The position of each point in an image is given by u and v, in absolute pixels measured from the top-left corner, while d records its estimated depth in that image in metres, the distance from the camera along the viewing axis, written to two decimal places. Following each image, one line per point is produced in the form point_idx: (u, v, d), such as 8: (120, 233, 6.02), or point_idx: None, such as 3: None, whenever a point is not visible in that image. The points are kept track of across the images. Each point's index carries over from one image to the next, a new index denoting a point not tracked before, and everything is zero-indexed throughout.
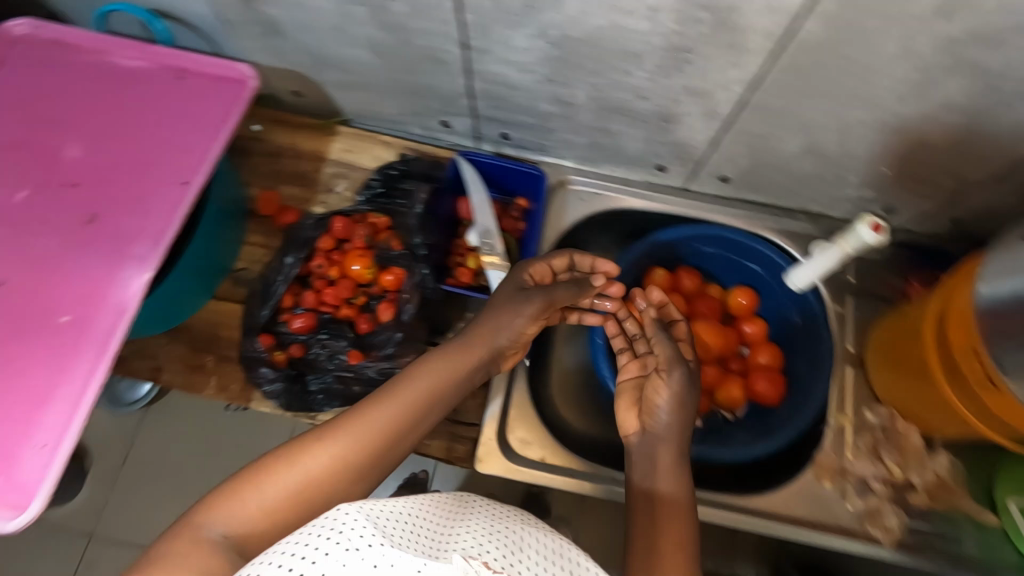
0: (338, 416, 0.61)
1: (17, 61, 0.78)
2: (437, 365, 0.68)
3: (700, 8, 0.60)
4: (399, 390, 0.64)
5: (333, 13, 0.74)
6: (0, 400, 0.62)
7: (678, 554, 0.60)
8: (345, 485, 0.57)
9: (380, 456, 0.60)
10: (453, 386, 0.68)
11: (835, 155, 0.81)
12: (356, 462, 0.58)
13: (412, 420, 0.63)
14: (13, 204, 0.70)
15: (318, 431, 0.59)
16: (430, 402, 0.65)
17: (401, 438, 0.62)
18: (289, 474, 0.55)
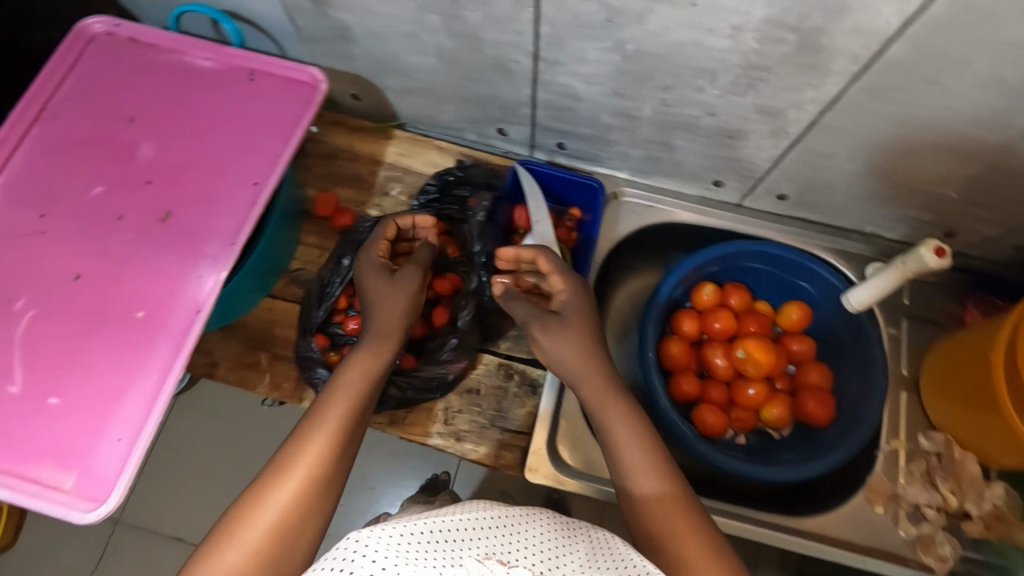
0: (280, 450, 0.62)
1: (95, 58, 0.79)
2: (350, 373, 0.68)
3: (785, 29, 0.60)
4: (324, 406, 0.64)
5: (406, 20, 0.74)
6: (78, 392, 0.63)
7: (693, 548, 0.58)
8: (314, 504, 0.59)
9: (336, 467, 0.62)
10: (374, 378, 0.68)
11: (902, 178, 0.79)
12: (315, 479, 0.60)
13: (348, 425, 0.64)
14: (89, 199, 0.72)
15: (265, 472, 0.60)
16: (357, 400, 0.65)
17: (346, 444, 0.63)
18: (260, 515, 0.57)
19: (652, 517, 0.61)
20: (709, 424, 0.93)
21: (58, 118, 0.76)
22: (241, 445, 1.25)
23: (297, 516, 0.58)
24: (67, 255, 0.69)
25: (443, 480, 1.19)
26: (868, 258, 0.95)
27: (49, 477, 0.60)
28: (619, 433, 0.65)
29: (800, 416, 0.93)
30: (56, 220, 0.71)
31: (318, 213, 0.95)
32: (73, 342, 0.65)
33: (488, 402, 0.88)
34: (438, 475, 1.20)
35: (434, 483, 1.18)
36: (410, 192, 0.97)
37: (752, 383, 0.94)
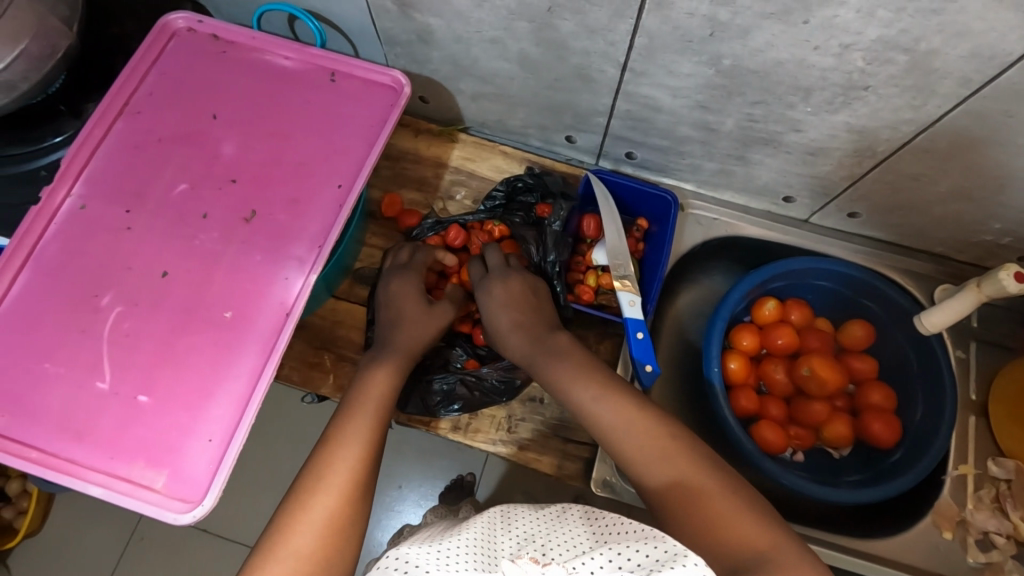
0: (305, 468, 0.61)
1: (177, 55, 0.79)
2: (368, 388, 0.69)
3: (898, 50, 0.59)
4: (347, 420, 0.65)
5: (495, 26, 0.74)
6: (168, 393, 0.64)
7: (726, 509, 0.55)
8: (347, 518, 0.58)
9: (366, 479, 0.61)
10: (394, 391, 0.70)
11: (986, 201, 0.78)
12: (347, 491, 0.59)
13: (371, 435, 0.64)
14: (174, 197, 0.72)
15: (292, 492, 0.59)
16: (379, 408, 0.67)
17: (372, 454, 0.63)
18: (296, 535, 0.55)
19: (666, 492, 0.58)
20: (770, 442, 0.91)
21: (140, 113, 0.76)
22: (285, 442, 1.25)
23: (333, 534, 0.56)
24: (153, 252, 0.69)
25: (468, 481, 1.22)
26: (937, 279, 0.94)
27: (141, 476, 0.61)
28: (606, 415, 0.64)
29: (863, 436, 0.92)
30: (141, 218, 0.71)
31: (383, 213, 0.95)
32: (161, 341, 0.66)
33: (552, 410, 0.88)
34: (463, 476, 1.23)
35: (460, 484, 1.21)
36: (475, 196, 0.97)
37: (814, 401, 0.93)
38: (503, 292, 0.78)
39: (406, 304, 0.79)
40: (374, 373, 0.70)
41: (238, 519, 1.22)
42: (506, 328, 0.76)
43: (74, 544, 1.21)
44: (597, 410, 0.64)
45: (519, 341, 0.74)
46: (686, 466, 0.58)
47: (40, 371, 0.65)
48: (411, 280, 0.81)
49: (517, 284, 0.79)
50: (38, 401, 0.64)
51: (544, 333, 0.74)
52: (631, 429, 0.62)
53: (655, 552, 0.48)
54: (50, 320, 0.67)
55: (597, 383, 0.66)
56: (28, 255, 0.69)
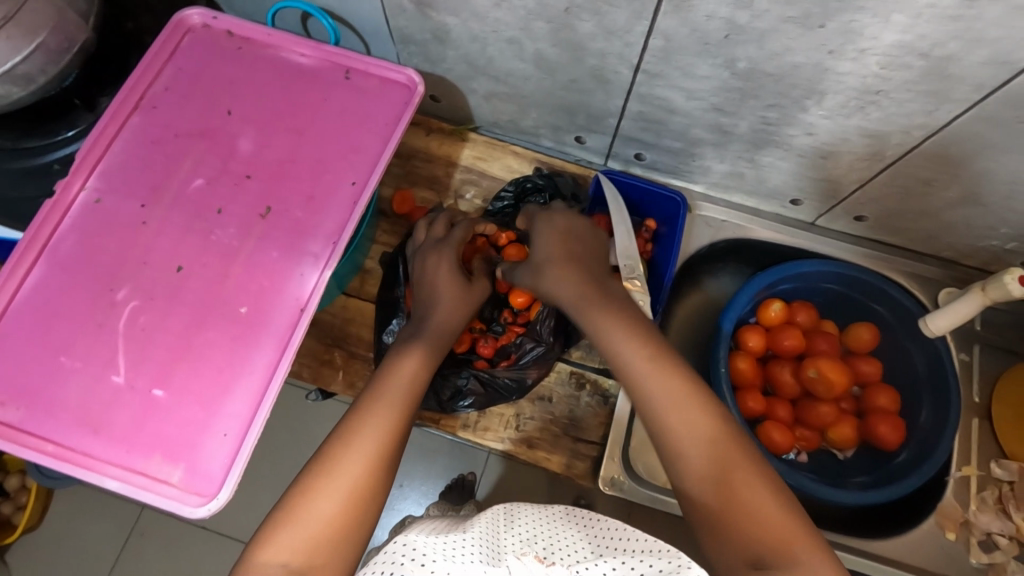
0: (334, 432, 0.61)
1: (192, 50, 0.79)
2: (406, 357, 0.69)
3: (914, 55, 0.60)
4: (380, 388, 0.65)
5: (513, 26, 0.74)
6: (184, 386, 0.64)
7: (761, 494, 0.54)
8: (371, 489, 0.58)
9: (389, 458, 0.60)
10: (426, 371, 0.69)
11: (994, 207, 0.79)
12: (373, 463, 0.59)
13: (400, 416, 0.63)
14: (189, 192, 0.72)
15: (317, 457, 0.59)
16: (411, 387, 0.66)
17: (400, 429, 0.63)
18: (319, 499, 0.55)
19: (691, 458, 0.57)
20: (776, 442, 0.91)
21: (156, 107, 0.76)
22: (287, 438, 1.25)
23: (351, 508, 0.56)
24: (169, 247, 0.70)
25: (469, 481, 1.22)
26: (941, 283, 0.95)
27: (157, 470, 0.61)
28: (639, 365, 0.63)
29: (867, 438, 0.93)
30: (157, 212, 0.71)
31: (394, 211, 0.96)
32: (178, 336, 0.66)
33: (561, 408, 0.89)
34: (464, 474, 1.23)
35: (461, 483, 1.21)
36: (485, 196, 0.98)
37: (821, 403, 0.94)
38: (549, 231, 0.77)
39: (451, 286, 0.77)
40: (412, 348, 0.70)
41: (237, 517, 1.21)
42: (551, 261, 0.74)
43: (72, 539, 1.21)
44: (644, 372, 0.62)
45: (562, 274, 0.73)
46: (722, 441, 0.57)
47: (56, 365, 0.65)
48: (451, 259, 0.79)
49: (568, 227, 0.77)
50: (53, 394, 0.64)
51: (590, 274, 0.73)
52: (666, 388, 0.61)
53: (658, 562, 0.50)
54: (66, 314, 0.67)
55: (638, 335, 0.65)
56: (44, 246, 0.69)
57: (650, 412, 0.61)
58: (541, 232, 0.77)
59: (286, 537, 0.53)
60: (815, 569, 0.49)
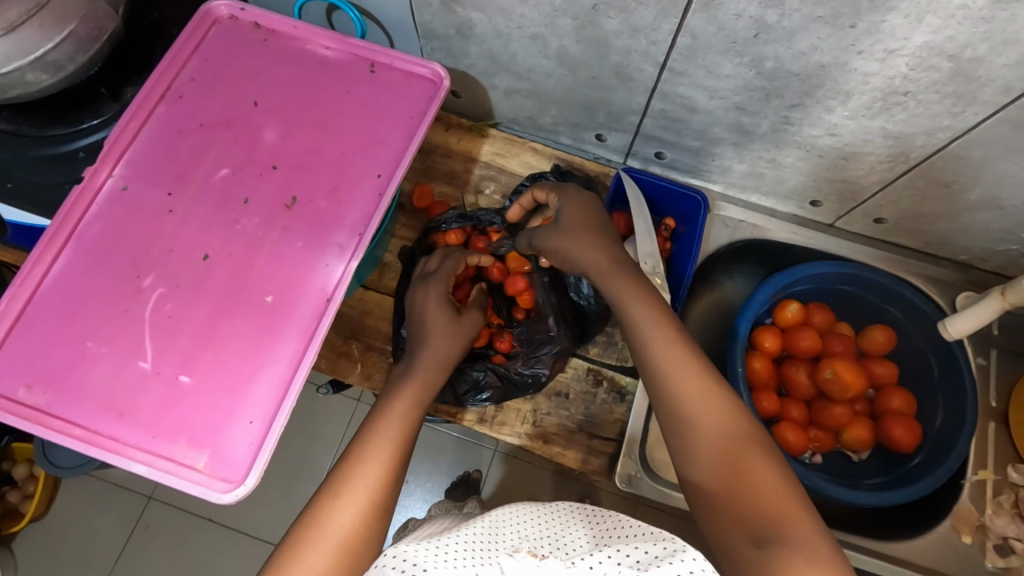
0: (324, 485, 0.60)
1: (218, 41, 0.80)
2: (399, 399, 0.68)
3: (943, 56, 0.60)
4: (371, 433, 0.64)
5: (538, 23, 0.75)
6: (209, 374, 0.65)
7: (766, 473, 0.54)
8: (362, 540, 0.57)
9: (385, 499, 0.60)
10: (417, 410, 0.68)
11: (1015, 210, 0.79)
12: (364, 515, 0.58)
13: (394, 456, 0.63)
14: (215, 181, 0.73)
15: (308, 509, 0.58)
16: (404, 426, 0.66)
17: (393, 475, 0.62)
18: (310, 554, 0.55)
19: (697, 447, 0.57)
20: (791, 443, 0.91)
21: (183, 98, 0.77)
22: (295, 432, 1.26)
23: (344, 557, 0.55)
24: (194, 235, 0.70)
25: (474, 478, 1.22)
26: (958, 287, 0.95)
27: (182, 455, 0.62)
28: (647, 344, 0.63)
29: (882, 439, 0.93)
30: (183, 201, 0.72)
31: (413, 205, 0.96)
32: (204, 324, 0.67)
33: (577, 406, 0.89)
34: (469, 472, 1.23)
35: (467, 481, 1.21)
36: (504, 191, 0.98)
37: (836, 404, 0.94)
38: (570, 205, 0.75)
39: (434, 321, 0.76)
40: (402, 391, 0.69)
41: (244, 508, 1.22)
42: (572, 234, 0.72)
43: (79, 528, 1.21)
44: (654, 337, 0.63)
45: (586, 247, 0.71)
46: (729, 431, 0.57)
47: (82, 350, 0.65)
48: (440, 292, 0.79)
49: (587, 203, 0.75)
50: (80, 379, 0.64)
51: (611, 246, 0.72)
52: (676, 373, 0.60)
53: (654, 549, 0.49)
54: (93, 300, 0.67)
55: (655, 312, 0.65)
56: (71, 232, 0.70)
57: (662, 392, 0.61)
58: (561, 206, 0.76)
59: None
60: (813, 543, 0.49)
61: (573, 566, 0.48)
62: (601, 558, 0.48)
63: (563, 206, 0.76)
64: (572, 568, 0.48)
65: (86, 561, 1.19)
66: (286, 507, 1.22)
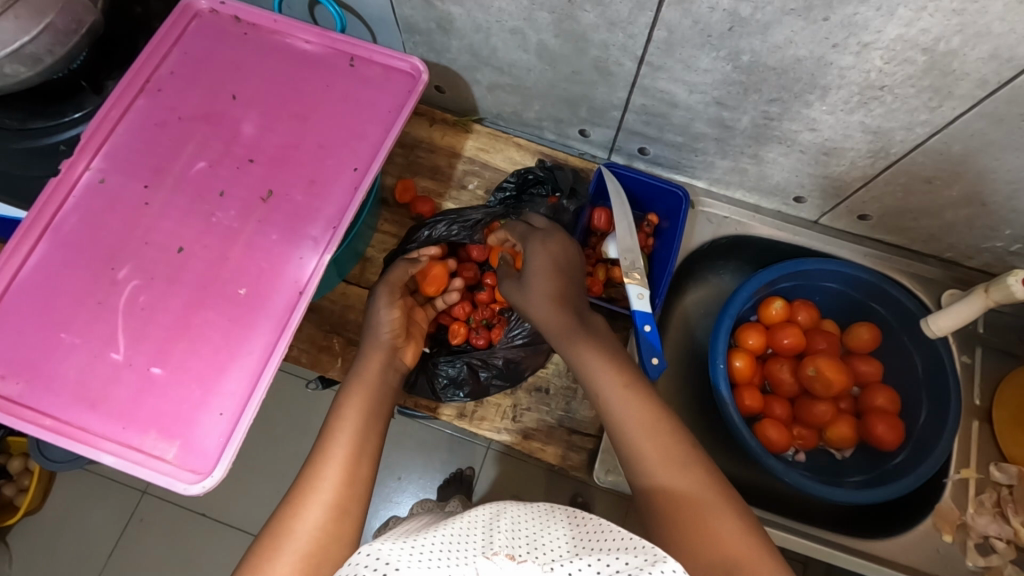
0: (298, 477, 0.59)
1: (198, 34, 0.80)
2: (355, 387, 0.68)
3: (917, 49, 0.60)
4: (336, 423, 0.63)
5: (516, 16, 0.74)
6: (181, 366, 0.65)
7: (720, 516, 0.53)
8: (339, 528, 0.55)
9: (358, 475, 0.59)
10: (381, 389, 0.69)
11: (998, 207, 0.79)
12: (340, 500, 0.57)
13: (361, 434, 0.63)
14: (192, 174, 0.73)
15: (284, 503, 0.57)
16: (368, 408, 0.65)
17: (361, 452, 0.61)
18: (286, 547, 0.53)
19: (651, 467, 0.58)
20: (773, 441, 0.91)
21: (162, 90, 0.77)
22: (287, 428, 1.26)
23: (326, 539, 0.54)
24: (170, 227, 0.71)
25: (467, 476, 1.22)
26: (944, 284, 0.94)
27: (152, 447, 0.62)
28: (601, 374, 0.65)
29: (866, 438, 0.93)
30: (159, 193, 0.72)
31: (396, 200, 0.96)
32: (178, 316, 0.67)
33: (557, 401, 0.88)
34: (462, 469, 1.24)
35: (460, 478, 1.22)
36: (487, 186, 0.98)
37: (819, 402, 0.93)
38: (536, 262, 0.75)
39: (379, 334, 0.73)
40: (356, 380, 0.68)
41: (236, 504, 1.22)
42: (537, 292, 0.73)
43: (71, 523, 1.22)
44: (613, 395, 0.63)
45: (549, 310, 0.72)
46: (673, 461, 0.57)
47: (56, 341, 0.66)
48: (387, 296, 0.76)
49: (551, 261, 0.75)
50: (55, 370, 0.65)
51: (572, 303, 0.73)
52: (624, 401, 0.62)
53: (634, 559, 0.47)
54: (67, 292, 0.68)
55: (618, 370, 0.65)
56: (46, 224, 0.70)
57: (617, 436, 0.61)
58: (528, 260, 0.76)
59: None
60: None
61: (551, 571, 0.48)
62: (581, 565, 0.48)
63: (529, 263, 0.75)
64: (550, 573, 0.48)
65: (81, 554, 1.20)
66: (278, 502, 1.22)
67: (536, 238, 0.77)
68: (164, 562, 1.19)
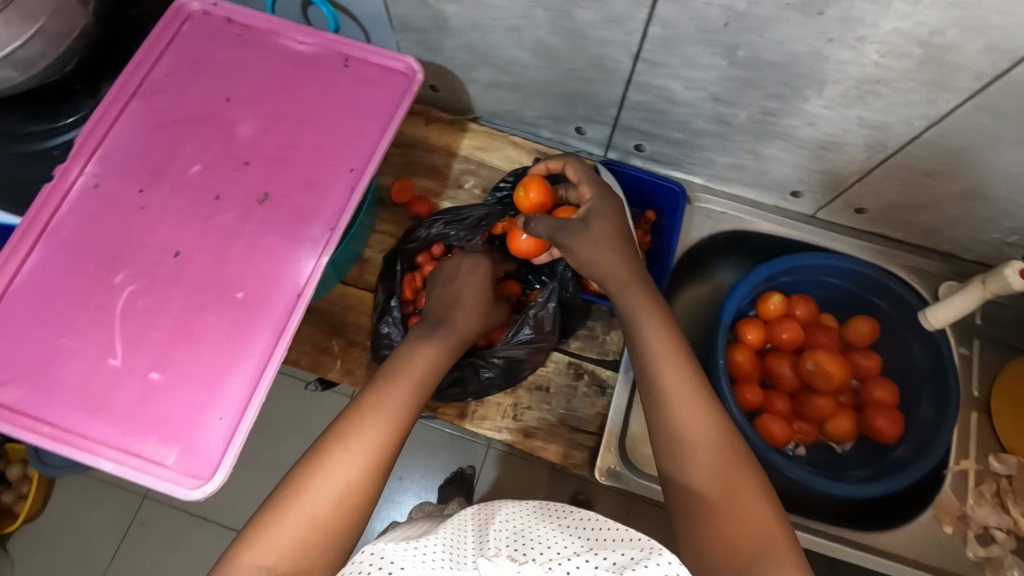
0: (327, 436, 0.60)
1: (191, 36, 0.79)
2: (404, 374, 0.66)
3: (915, 43, 0.60)
4: (374, 404, 0.62)
5: (513, 15, 0.74)
6: (180, 370, 0.64)
7: (758, 505, 0.54)
8: (354, 508, 0.56)
9: (383, 466, 0.59)
10: (429, 379, 0.68)
11: (995, 199, 0.79)
12: (363, 474, 0.57)
13: (396, 426, 0.62)
14: (190, 177, 0.73)
15: (308, 458, 0.58)
16: (411, 400, 0.65)
17: (391, 446, 0.60)
18: (303, 506, 0.54)
19: (687, 438, 0.59)
20: (774, 435, 0.91)
21: (156, 93, 0.76)
22: (284, 430, 1.25)
23: (337, 514, 0.55)
24: (168, 231, 0.70)
25: (468, 474, 1.22)
26: (942, 277, 0.94)
27: (152, 452, 0.62)
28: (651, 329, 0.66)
29: (866, 432, 0.93)
30: (155, 197, 0.72)
31: (393, 200, 0.96)
32: (177, 320, 0.66)
33: (558, 400, 0.88)
34: (463, 468, 1.23)
35: (460, 477, 1.21)
36: (484, 185, 0.97)
37: (819, 396, 0.93)
38: (598, 208, 0.75)
39: (465, 315, 0.76)
40: (410, 364, 0.68)
41: (235, 507, 1.22)
42: (602, 238, 0.72)
43: (69, 529, 1.21)
44: (660, 353, 0.64)
45: (609, 257, 0.72)
46: (714, 433, 0.59)
47: (53, 348, 0.65)
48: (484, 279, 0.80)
49: (615, 208, 0.76)
50: (53, 377, 0.64)
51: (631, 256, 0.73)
52: (693, 402, 0.60)
53: (632, 552, 0.47)
54: (63, 297, 0.67)
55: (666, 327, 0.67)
56: (42, 230, 0.69)
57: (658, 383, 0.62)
58: (593, 210, 0.75)
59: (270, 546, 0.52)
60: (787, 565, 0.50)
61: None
62: (577, 564, 0.47)
63: (593, 210, 0.75)
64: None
65: (80, 560, 1.19)
66: None
67: (603, 192, 0.76)
68: (164, 567, 1.19)
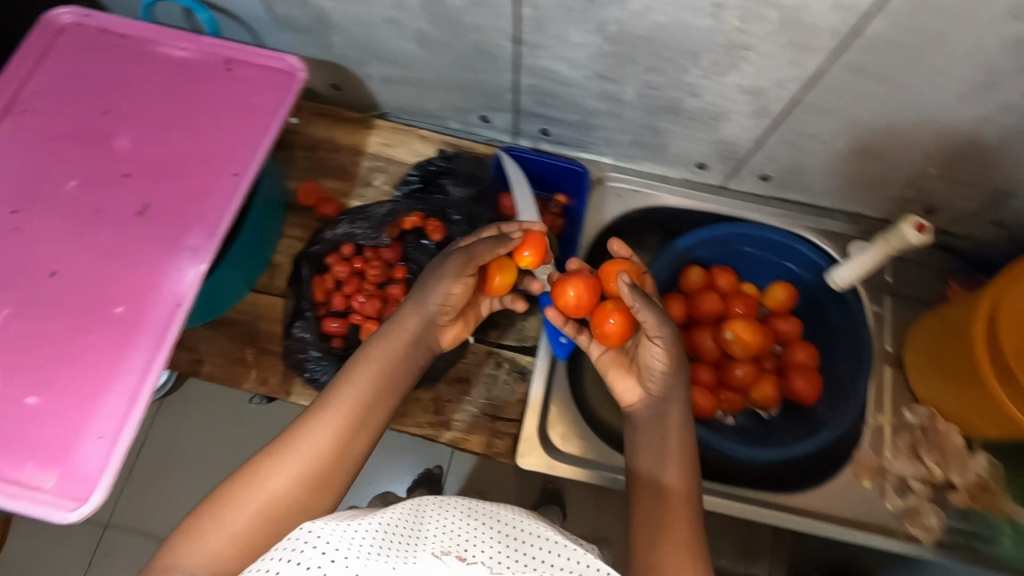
0: (285, 431, 0.60)
1: (63, 50, 0.77)
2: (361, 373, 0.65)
3: (768, 5, 0.60)
4: (331, 404, 0.62)
5: (387, 6, 0.73)
6: (59, 392, 0.63)
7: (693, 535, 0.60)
8: (303, 503, 0.57)
9: (335, 467, 0.59)
10: (387, 379, 0.65)
11: (884, 155, 0.80)
12: (309, 470, 0.58)
13: (348, 427, 0.61)
14: (65, 194, 0.71)
15: (266, 450, 0.59)
16: (370, 399, 0.63)
17: (345, 447, 0.61)
18: (251, 497, 0.56)
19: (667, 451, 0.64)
20: (699, 407, 0.91)
21: (28, 111, 0.74)
22: None
23: (283, 506, 0.56)
24: (44, 252, 0.68)
25: (436, 474, 1.17)
26: (851, 237, 0.96)
27: (31, 478, 0.60)
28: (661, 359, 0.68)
29: (788, 395, 0.94)
30: (31, 217, 0.70)
31: (301, 203, 0.94)
32: (55, 341, 0.65)
33: (479, 390, 0.88)
34: (433, 468, 1.17)
35: (428, 478, 1.16)
36: (393, 181, 0.96)
37: (740, 364, 0.93)
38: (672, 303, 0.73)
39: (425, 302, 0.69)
40: (369, 363, 0.65)
41: None
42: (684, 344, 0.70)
43: None
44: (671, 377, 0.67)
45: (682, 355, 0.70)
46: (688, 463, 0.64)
47: None
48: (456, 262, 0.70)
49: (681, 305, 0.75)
50: None
51: None
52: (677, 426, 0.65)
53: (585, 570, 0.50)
54: None
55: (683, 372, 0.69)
56: None
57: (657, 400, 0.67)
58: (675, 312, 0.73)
59: (232, 517, 0.54)
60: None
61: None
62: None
63: None
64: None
65: None
66: None
67: None
68: None
